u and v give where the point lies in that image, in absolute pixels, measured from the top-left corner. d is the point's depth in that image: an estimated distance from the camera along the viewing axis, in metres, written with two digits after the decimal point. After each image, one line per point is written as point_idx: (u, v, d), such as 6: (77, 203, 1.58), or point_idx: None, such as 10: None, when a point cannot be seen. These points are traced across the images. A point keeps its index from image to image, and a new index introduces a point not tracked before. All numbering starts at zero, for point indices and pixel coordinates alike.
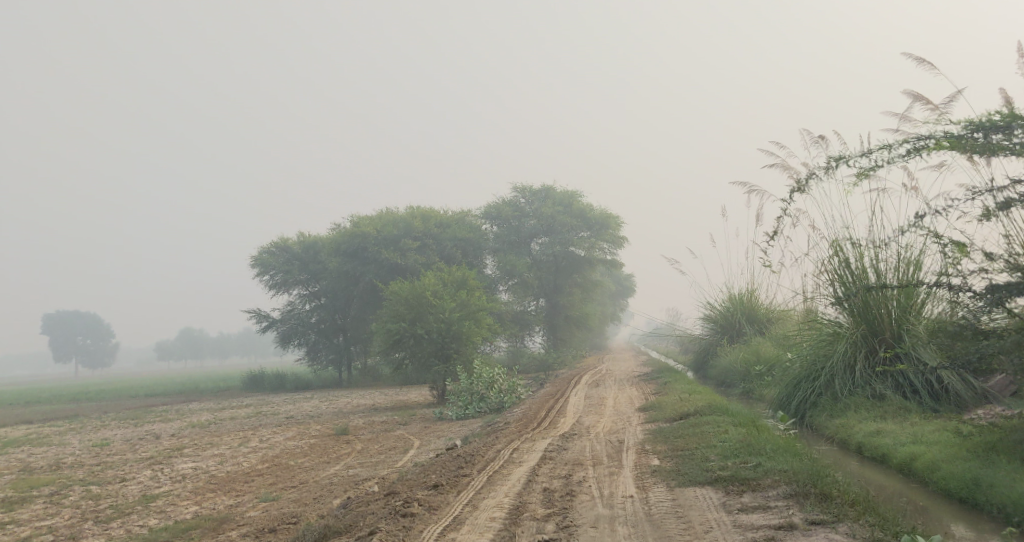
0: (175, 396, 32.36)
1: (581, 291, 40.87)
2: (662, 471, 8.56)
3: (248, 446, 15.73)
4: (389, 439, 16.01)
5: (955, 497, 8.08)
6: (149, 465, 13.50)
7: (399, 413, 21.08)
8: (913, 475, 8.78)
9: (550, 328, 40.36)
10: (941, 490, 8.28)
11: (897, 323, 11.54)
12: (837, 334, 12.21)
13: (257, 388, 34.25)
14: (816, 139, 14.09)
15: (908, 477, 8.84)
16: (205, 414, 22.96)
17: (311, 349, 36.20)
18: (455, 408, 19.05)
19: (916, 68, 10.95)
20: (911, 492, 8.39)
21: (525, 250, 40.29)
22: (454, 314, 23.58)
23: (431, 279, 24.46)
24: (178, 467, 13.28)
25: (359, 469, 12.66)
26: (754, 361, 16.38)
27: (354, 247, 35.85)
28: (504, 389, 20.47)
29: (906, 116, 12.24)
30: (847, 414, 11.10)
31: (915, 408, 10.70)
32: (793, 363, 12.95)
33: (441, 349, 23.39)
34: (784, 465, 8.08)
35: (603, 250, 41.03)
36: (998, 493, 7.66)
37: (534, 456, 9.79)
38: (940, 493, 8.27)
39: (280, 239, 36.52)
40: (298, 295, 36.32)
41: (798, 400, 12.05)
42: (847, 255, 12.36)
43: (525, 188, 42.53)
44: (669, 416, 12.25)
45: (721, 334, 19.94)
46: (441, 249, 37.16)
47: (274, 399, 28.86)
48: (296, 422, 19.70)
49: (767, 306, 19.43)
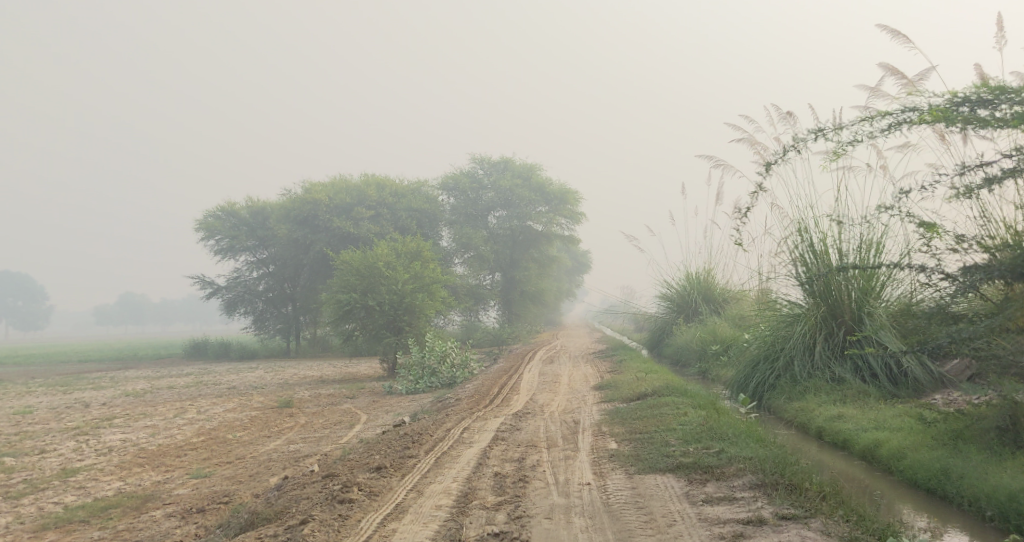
0: (113, 362, 31.16)
1: (538, 266, 40.51)
2: (620, 455, 8.17)
3: (184, 417, 15.01)
4: (336, 412, 15.44)
5: (922, 487, 7.89)
6: (74, 436, 12.71)
7: (348, 386, 20.51)
8: (877, 463, 8.56)
9: (504, 303, 39.93)
10: (908, 479, 8.07)
11: (858, 306, 11.30)
12: (796, 316, 11.93)
13: (200, 356, 33.25)
14: (781, 114, 13.75)
15: (871, 465, 8.62)
16: (141, 382, 22.06)
17: (258, 318, 35.32)
18: (405, 383, 18.55)
19: (892, 39, 10.61)
20: (874, 481, 8.20)
21: (482, 223, 39.67)
22: (407, 286, 22.97)
23: (385, 249, 23.75)
24: (106, 438, 12.53)
25: (302, 445, 12.09)
26: (709, 340, 16.15)
27: (305, 214, 34.80)
28: (456, 364, 19.97)
29: (877, 91, 11.91)
30: (807, 397, 10.85)
31: (875, 392, 10.48)
32: (750, 345, 12.67)
33: (393, 321, 22.81)
34: (749, 452, 7.76)
35: (561, 225, 40.71)
36: (969, 485, 7.46)
37: (486, 436, 9.32)
38: (907, 482, 8.07)
39: (227, 204, 35.32)
40: (245, 262, 35.25)
41: (756, 382, 11.76)
42: (809, 234, 12.06)
43: (483, 160, 41.81)
44: (625, 396, 11.89)
45: (676, 314, 19.68)
46: (396, 219, 36.30)
47: (217, 368, 27.99)
48: (238, 393, 18.95)
49: (723, 286, 19.23)
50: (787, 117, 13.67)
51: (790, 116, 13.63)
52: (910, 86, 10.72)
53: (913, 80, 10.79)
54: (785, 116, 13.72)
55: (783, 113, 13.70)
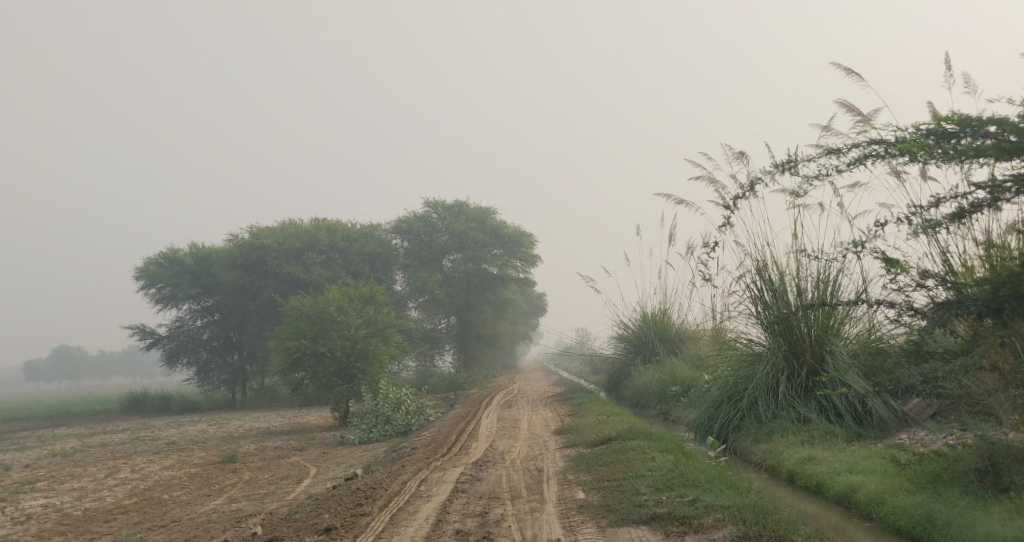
0: (44, 420, 29.66)
1: (493, 309, 40.12)
2: (590, 506, 7.79)
3: (117, 477, 14.21)
4: (284, 466, 14.74)
5: (906, 535, 7.70)
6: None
7: (297, 437, 19.72)
8: (855, 509, 8.35)
9: (459, 347, 39.36)
10: (890, 526, 7.88)
11: (819, 345, 11.19)
12: (757, 355, 11.75)
13: (140, 410, 31.91)
14: (734, 153, 13.78)
15: (848, 510, 8.41)
16: (73, 440, 20.95)
17: (203, 368, 34.11)
18: (357, 431, 18.00)
19: (846, 75, 10.69)
20: (856, 529, 7.97)
21: (436, 266, 39.23)
22: (359, 332, 22.40)
23: (336, 294, 23.20)
24: (25, 505, 12.29)
25: (245, 504, 11.48)
26: (668, 382, 15.89)
27: (252, 260, 33.86)
28: (411, 411, 19.36)
29: (830, 130, 11.98)
30: (774, 438, 10.62)
31: (841, 432, 10.30)
32: (711, 385, 12.43)
33: (345, 369, 22.13)
34: (725, 500, 7.46)
35: (516, 267, 40.50)
36: (957, 532, 7.30)
37: (444, 489, 8.85)
38: (889, 529, 7.87)
39: (170, 250, 34.32)
40: (189, 310, 34.19)
41: (720, 423, 11.49)
42: (768, 272, 11.93)
43: (436, 203, 41.52)
44: (588, 441, 11.54)
45: (634, 354, 19.46)
46: (347, 263, 35.90)
47: (158, 422, 26.77)
48: (178, 448, 18.06)
49: (680, 326, 19.09)
50: (740, 156, 13.71)
51: (744, 155, 13.66)
52: (865, 121, 10.79)
53: (867, 116, 10.86)
54: (739, 154, 13.77)
55: (737, 152, 13.74)
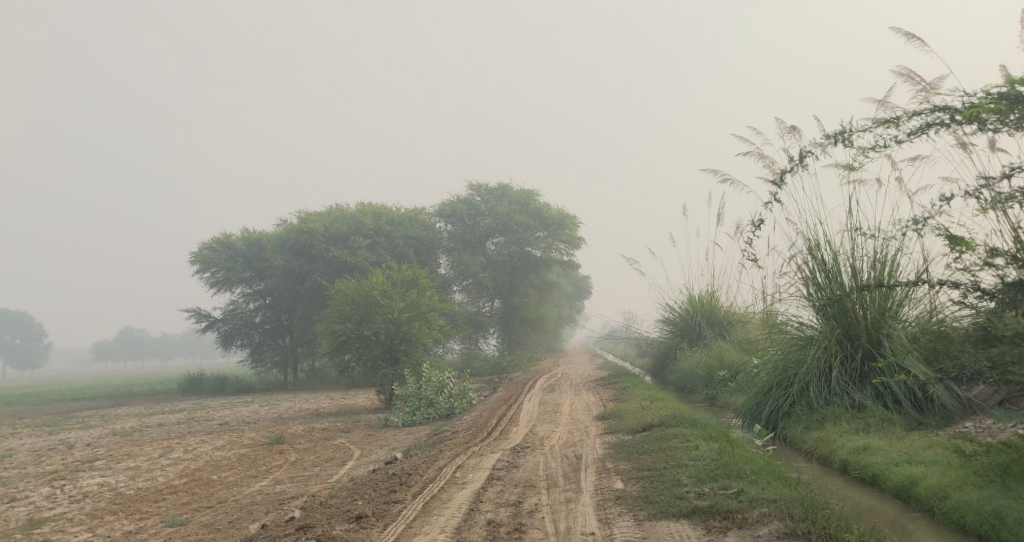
0: (105, 400, 30.40)
1: (537, 292, 39.85)
2: (628, 497, 7.47)
3: (170, 457, 14.34)
4: (328, 448, 14.71)
5: (972, 532, 7.24)
6: (49, 482, 12.74)
7: (343, 419, 19.75)
8: (914, 503, 7.91)
9: (504, 330, 39.21)
10: (955, 522, 7.42)
11: (875, 328, 10.65)
12: (808, 339, 11.24)
13: (194, 391, 32.47)
14: (786, 128, 13.23)
15: (907, 504, 7.97)
16: (131, 420, 21.36)
17: (255, 350, 34.47)
18: (402, 414, 17.88)
19: (905, 41, 10.12)
20: (917, 526, 7.52)
21: (480, 250, 39.07)
22: (403, 314, 22.33)
23: (381, 277, 23.14)
24: (81, 484, 12.48)
25: (288, 486, 11.44)
26: (716, 366, 15.42)
27: (301, 244, 34.24)
28: (454, 394, 19.19)
29: (887, 103, 11.38)
30: (826, 426, 10.16)
31: (899, 420, 9.80)
32: (759, 371, 11.96)
33: (390, 351, 22.10)
34: (771, 494, 7.06)
35: (560, 250, 40.11)
36: None
37: (480, 476, 8.61)
38: (953, 526, 7.42)
39: (222, 235, 34.78)
40: (241, 293, 34.62)
41: (769, 410, 11.04)
42: (821, 251, 11.39)
43: (480, 186, 41.30)
44: (630, 427, 11.21)
45: (680, 338, 18.97)
46: (393, 247, 35.80)
47: (211, 403, 27.14)
48: (229, 429, 18.23)
49: (728, 309, 18.56)
50: (793, 131, 13.14)
51: (796, 130, 13.09)
52: (927, 89, 10.18)
53: (928, 84, 10.25)
54: (791, 129, 13.20)
55: (788, 126, 13.18)
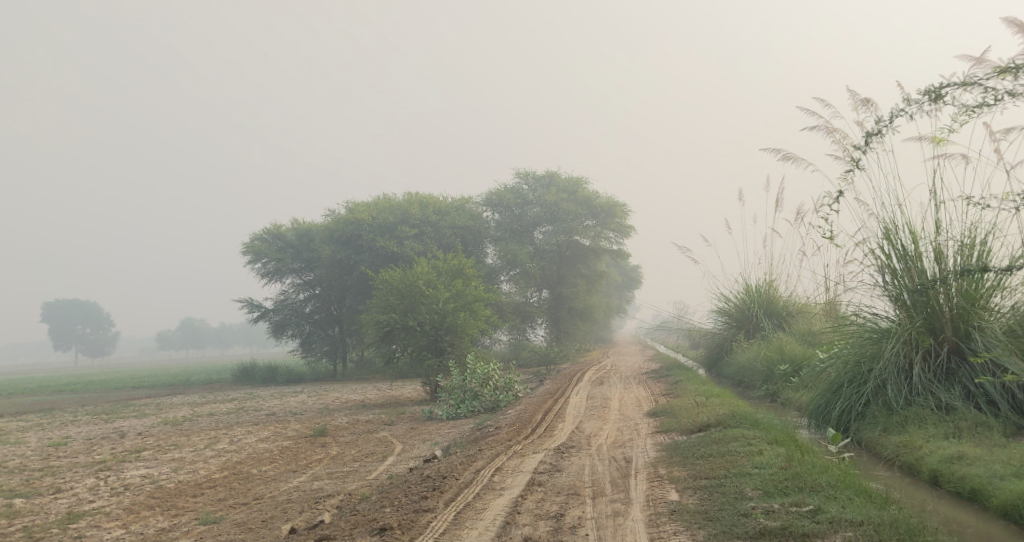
0: (161, 388, 30.50)
1: (586, 282, 39.06)
2: (684, 512, 6.72)
3: (214, 448, 13.99)
4: (370, 442, 14.20)
5: None
6: (95, 473, 12.47)
7: (388, 411, 19.24)
8: None
9: (552, 321, 38.49)
10: None
11: (963, 319, 9.72)
12: (885, 331, 10.30)
13: (247, 381, 32.49)
14: (859, 100, 12.28)
15: (1019, 526, 7.20)
16: (182, 409, 21.21)
17: (306, 340, 34.39)
18: (446, 407, 17.32)
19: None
20: None
21: (527, 239, 38.37)
22: (449, 305, 21.76)
23: (425, 267, 22.58)
24: (125, 475, 12.15)
25: (326, 483, 10.92)
26: (776, 359, 14.46)
27: (349, 235, 34.03)
28: (500, 387, 18.51)
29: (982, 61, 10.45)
30: (909, 429, 9.27)
31: (996, 425, 8.87)
32: (826, 366, 11.03)
33: (435, 342, 21.56)
34: (852, 518, 6.25)
35: (609, 239, 39.11)
36: None
37: (519, 481, 7.92)
38: None
39: (273, 226, 34.69)
40: (292, 284, 34.52)
41: (839, 410, 10.14)
42: (899, 233, 10.41)
43: (528, 174, 40.53)
44: (685, 426, 10.39)
45: (736, 329, 18.00)
46: (440, 237, 35.27)
47: (262, 393, 26.98)
48: (275, 420, 17.87)
49: (787, 299, 17.53)
50: (867, 103, 12.21)
51: (870, 102, 12.14)
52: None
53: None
54: (864, 102, 12.27)
55: (862, 99, 12.23)
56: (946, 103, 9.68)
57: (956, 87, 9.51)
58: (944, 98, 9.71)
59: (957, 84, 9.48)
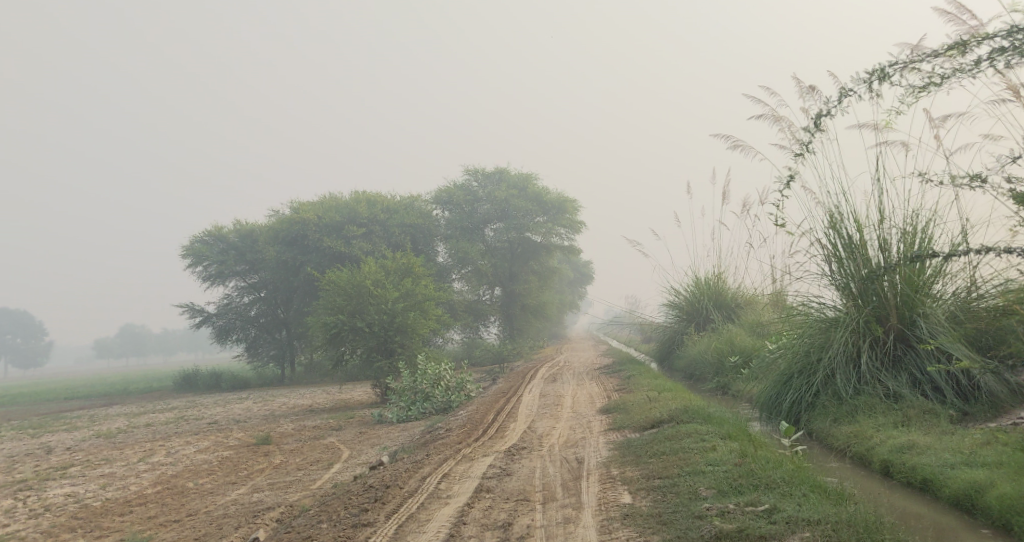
0: (98, 399, 29.36)
1: (538, 279, 38.89)
2: (637, 516, 6.49)
3: (148, 462, 13.35)
4: (316, 449, 13.72)
5: None
6: (15, 494, 11.74)
7: (336, 415, 18.72)
8: (980, 514, 7.10)
9: (505, 318, 38.24)
10: None
11: (908, 307, 9.70)
12: (832, 322, 10.24)
13: (189, 388, 31.49)
14: (805, 87, 12.22)
15: (971, 517, 7.16)
16: (119, 421, 20.33)
17: (251, 345, 33.49)
18: (396, 410, 16.90)
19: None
20: None
21: (479, 237, 38.02)
22: (397, 305, 21.29)
23: (373, 266, 22.05)
24: (47, 495, 11.48)
25: (266, 494, 10.45)
26: (726, 351, 14.40)
27: (294, 235, 33.23)
28: (451, 387, 18.13)
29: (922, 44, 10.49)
30: (858, 418, 9.23)
31: (943, 412, 8.86)
32: (776, 357, 10.96)
33: (385, 343, 21.09)
34: (808, 517, 6.10)
35: (561, 235, 39.01)
36: None
37: (466, 487, 7.60)
38: None
39: (213, 228, 33.69)
40: (235, 287, 33.63)
41: (789, 401, 10.06)
42: (845, 221, 10.38)
43: (477, 172, 40.15)
44: (637, 423, 10.20)
45: (686, 322, 17.94)
46: (389, 236, 34.72)
47: (204, 401, 26.13)
48: (217, 429, 17.20)
49: (735, 291, 17.54)
50: (813, 90, 12.15)
51: (816, 89, 12.09)
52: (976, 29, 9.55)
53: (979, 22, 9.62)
54: (811, 89, 12.21)
55: (808, 86, 12.18)
56: (893, 83, 9.63)
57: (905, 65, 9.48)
58: (891, 79, 9.68)
59: (905, 62, 9.44)
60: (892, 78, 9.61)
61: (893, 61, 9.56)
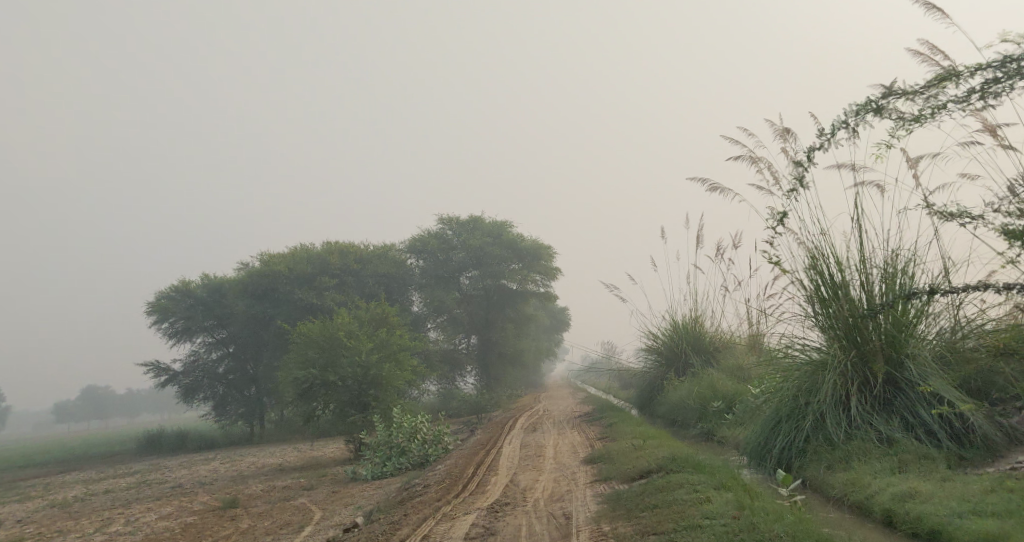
0: (55, 465, 28.22)
1: (515, 326, 38.45)
2: None
3: (106, 532, 12.67)
4: (286, 511, 13.15)
5: None
6: None
7: (307, 474, 18.07)
8: None
9: (482, 367, 37.62)
10: None
11: (894, 348, 9.53)
12: (818, 365, 10.03)
13: (152, 450, 30.42)
14: (779, 130, 12.23)
15: None
16: (75, 488, 19.43)
17: (219, 403, 32.48)
18: (370, 466, 16.38)
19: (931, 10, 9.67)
20: None
21: (454, 285, 37.62)
22: (371, 356, 20.78)
23: (346, 317, 21.71)
24: None
25: None
26: (709, 396, 14.12)
27: (264, 287, 32.73)
28: (428, 440, 17.60)
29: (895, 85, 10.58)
30: (853, 464, 8.97)
31: (940, 457, 8.63)
32: (762, 402, 10.71)
33: (358, 397, 20.46)
34: None
35: (536, 281, 38.77)
36: None
37: None
38: None
39: (180, 282, 32.68)
40: (203, 343, 32.83)
41: (780, 447, 9.78)
42: (826, 261, 10.25)
43: (452, 219, 39.94)
44: (624, 474, 9.85)
45: (666, 367, 17.65)
46: (362, 286, 34.75)
47: (167, 463, 25.20)
48: (181, 493, 16.48)
49: (714, 334, 17.34)
50: (787, 132, 12.17)
51: (790, 131, 12.10)
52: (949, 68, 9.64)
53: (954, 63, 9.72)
54: (785, 131, 12.23)
55: (782, 128, 12.19)
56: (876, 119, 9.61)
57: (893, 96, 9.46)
58: (872, 114, 9.65)
59: (891, 95, 9.44)
60: (877, 112, 9.59)
61: (879, 94, 9.54)
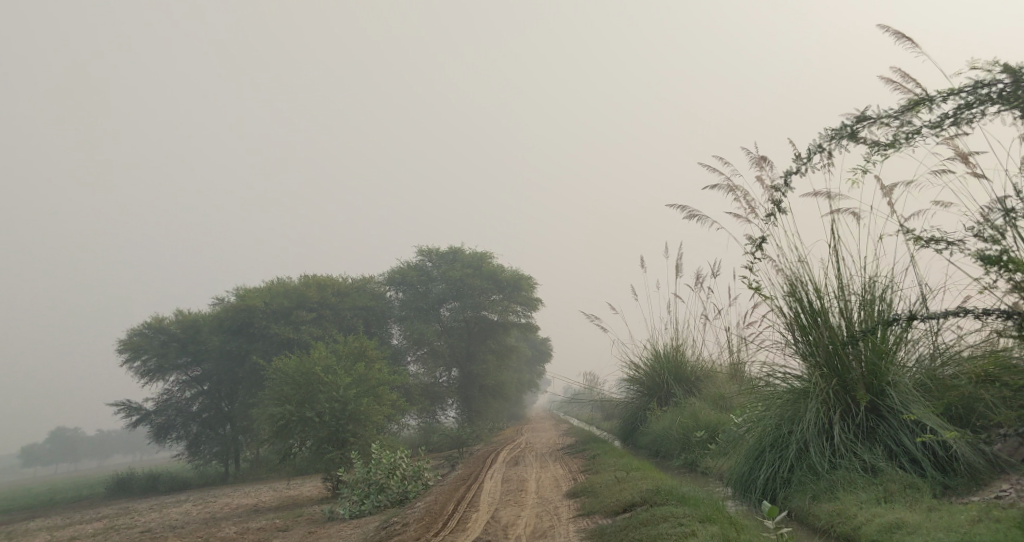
0: (21, 511, 27.43)
1: (496, 357, 38.17)
2: None
3: None
4: None
5: None
6: None
7: (284, 514, 17.67)
8: None
9: (463, 400, 37.19)
10: None
11: (875, 376, 9.50)
12: (800, 393, 9.97)
13: (123, 493, 29.66)
14: (755, 158, 12.31)
15: None
16: (42, 535, 18.86)
17: (193, 442, 31.79)
18: (348, 504, 16.06)
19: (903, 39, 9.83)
20: None
21: (434, 317, 37.36)
22: (349, 391, 20.49)
23: (323, 352, 21.43)
24: None
25: None
26: (691, 426, 14.01)
27: (240, 323, 32.34)
28: (407, 476, 17.31)
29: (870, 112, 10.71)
30: (838, 494, 8.89)
31: (924, 485, 8.57)
32: (744, 431, 10.60)
33: (336, 434, 20.08)
34: None
35: (517, 312, 38.60)
36: None
37: None
38: None
39: (153, 319, 32.26)
40: (177, 381, 32.28)
41: (764, 478, 9.67)
42: (804, 288, 10.24)
43: (431, 251, 39.81)
44: (608, 507, 9.70)
45: (647, 397, 17.53)
46: (340, 320, 34.32)
47: (138, 507, 24.54)
48: (151, 537, 16.03)
49: (695, 363, 17.27)
50: (763, 161, 12.25)
51: (766, 159, 12.19)
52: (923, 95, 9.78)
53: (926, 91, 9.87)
54: (760, 160, 12.31)
55: (758, 157, 12.27)
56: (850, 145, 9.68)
57: (867, 123, 9.54)
58: (847, 140, 9.72)
59: (865, 122, 9.53)
60: (851, 139, 9.67)
61: (852, 120, 9.63)
